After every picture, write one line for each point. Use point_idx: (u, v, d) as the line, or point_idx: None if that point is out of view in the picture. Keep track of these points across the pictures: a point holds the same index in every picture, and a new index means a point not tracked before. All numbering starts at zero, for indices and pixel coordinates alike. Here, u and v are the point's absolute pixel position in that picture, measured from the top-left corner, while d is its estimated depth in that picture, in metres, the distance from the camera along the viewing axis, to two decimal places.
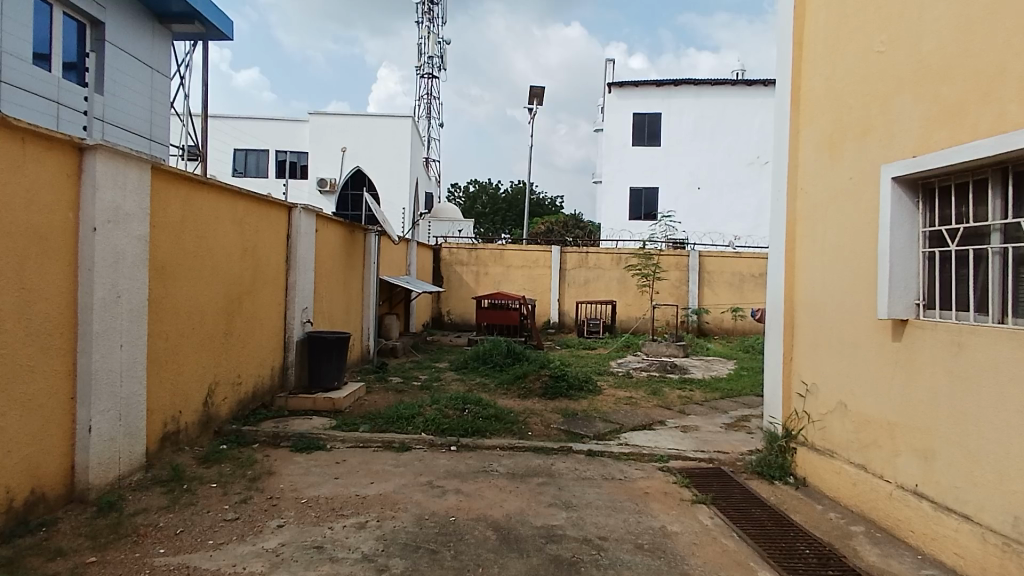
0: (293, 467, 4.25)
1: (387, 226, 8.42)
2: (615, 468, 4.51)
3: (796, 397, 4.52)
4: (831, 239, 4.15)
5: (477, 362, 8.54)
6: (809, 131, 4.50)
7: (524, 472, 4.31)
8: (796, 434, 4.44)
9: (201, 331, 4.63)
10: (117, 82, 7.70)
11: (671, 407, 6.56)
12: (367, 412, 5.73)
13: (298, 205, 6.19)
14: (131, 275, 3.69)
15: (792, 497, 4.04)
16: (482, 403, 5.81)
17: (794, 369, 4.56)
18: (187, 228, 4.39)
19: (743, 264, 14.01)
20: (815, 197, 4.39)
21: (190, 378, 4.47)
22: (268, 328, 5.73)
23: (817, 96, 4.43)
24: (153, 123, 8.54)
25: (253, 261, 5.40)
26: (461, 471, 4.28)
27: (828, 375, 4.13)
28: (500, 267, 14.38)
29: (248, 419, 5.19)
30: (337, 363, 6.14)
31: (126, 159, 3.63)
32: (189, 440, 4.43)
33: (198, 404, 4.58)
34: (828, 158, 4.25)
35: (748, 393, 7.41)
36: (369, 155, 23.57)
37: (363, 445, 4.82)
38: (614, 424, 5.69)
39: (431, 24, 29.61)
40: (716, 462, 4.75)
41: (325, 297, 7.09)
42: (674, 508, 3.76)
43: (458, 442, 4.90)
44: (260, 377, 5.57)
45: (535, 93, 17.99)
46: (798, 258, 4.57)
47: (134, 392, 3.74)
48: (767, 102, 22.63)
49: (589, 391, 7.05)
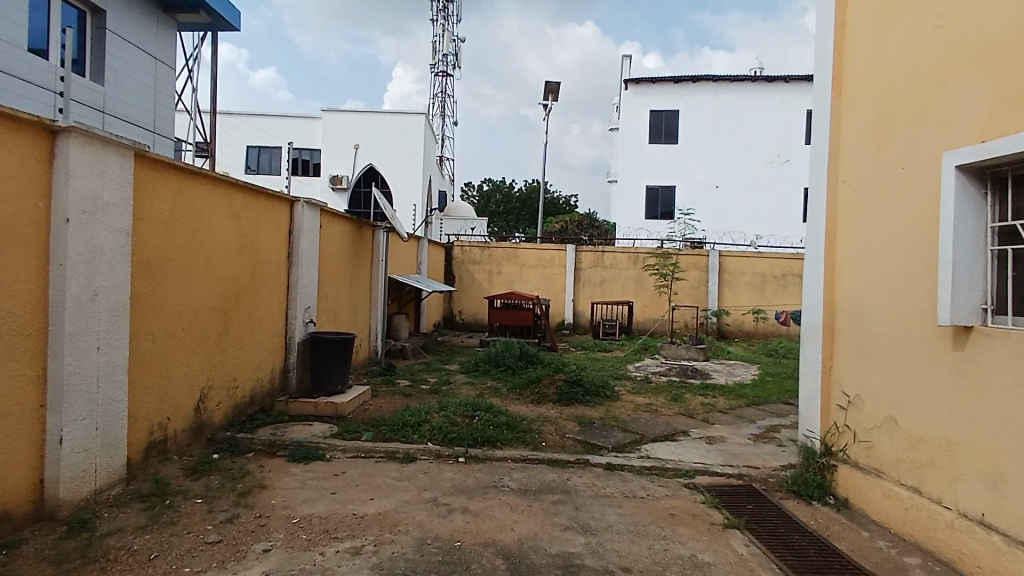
0: (288, 480, 3.92)
1: (396, 222, 8.11)
2: (637, 484, 4.13)
3: (836, 409, 4.10)
4: (878, 237, 3.74)
5: (488, 365, 8.19)
6: (852, 118, 4.07)
7: (537, 488, 3.96)
8: (837, 451, 4.03)
9: (193, 334, 4.33)
10: (119, 71, 7.47)
11: (694, 416, 6.15)
12: (371, 418, 5.41)
13: (301, 199, 5.87)
14: (110, 271, 3.39)
15: (835, 522, 3.64)
16: (492, 410, 5.45)
17: (834, 378, 4.13)
18: (177, 220, 4.09)
19: (764, 265, 13.52)
20: (859, 190, 3.96)
21: (180, 382, 4.18)
22: (268, 328, 5.42)
23: (861, 79, 4.00)
24: (157, 114, 8.31)
25: (251, 258, 5.08)
26: (469, 486, 3.94)
27: (875, 388, 3.72)
28: (513, 266, 14.04)
29: (244, 425, 4.89)
30: (341, 366, 5.84)
31: (104, 143, 3.32)
32: (178, 449, 4.13)
33: (189, 410, 4.29)
34: (874, 148, 3.83)
35: (775, 401, 7.00)
36: (382, 152, 23.34)
37: (364, 456, 4.49)
38: (633, 434, 5.31)
39: (446, 21, 29.40)
40: (746, 478, 4.36)
41: (330, 297, 6.79)
42: (704, 533, 3.39)
43: (466, 453, 4.55)
44: (258, 381, 5.27)
45: (550, 89, 17.60)
46: (838, 258, 4.15)
47: (113, 398, 3.44)
48: (788, 98, 22.08)
49: (605, 397, 6.68)
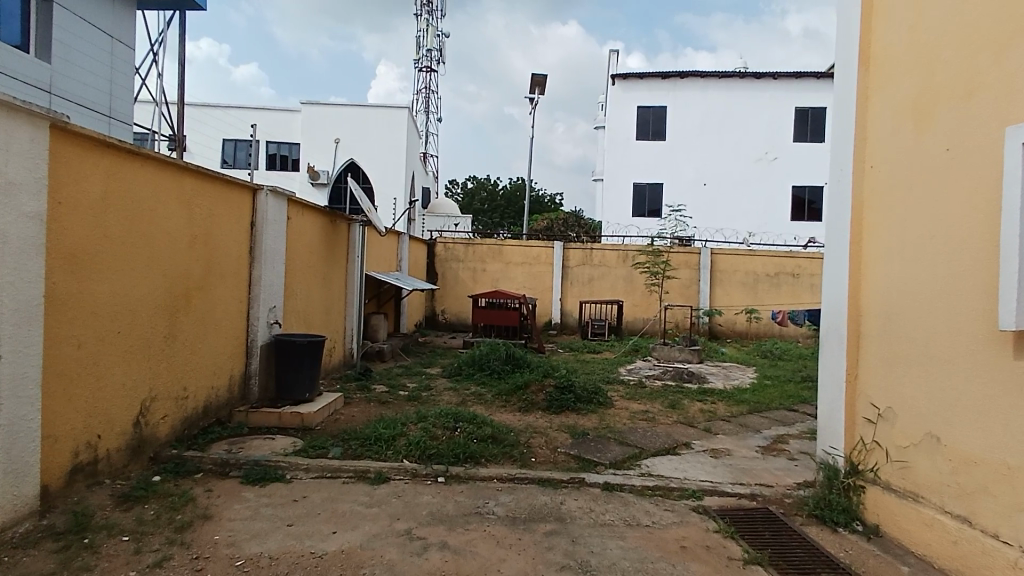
0: (237, 510, 3.37)
1: (372, 215, 7.54)
2: (639, 509, 3.63)
3: (863, 423, 3.65)
4: (918, 229, 3.29)
5: (472, 368, 7.65)
6: (883, 96, 3.61)
7: (528, 515, 3.45)
8: (865, 471, 3.58)
9: (133, 338, 3.77)
10: (70, 46, 6.85)
11: (694, 424, 5.70)
12: (341, 430, 4.86)
13: (265, 186, 5.30)
14: (17, 263, 2.83)
15: (869, 555, 3.18)
16: (476, 421, 4.92)
17: (860, 388, 3.67)
18: (111, 206, 3.53)
19: (757, 263, 13.15)
20: (891, 177, 3.52)
21: (115, 393, 3.61)
22: (225, 329, 4.85)
23: (895, 52, 3.54)
24: (113, 96, 7.65)
25: (205, 251, 4.52)
26: (449, 514, 3.43)
27: (912, 400, 3.27)
28: (498, 264, 13.53)
29: (195, 441, 4.32)
30: (309, 373, 5.31)
31: (8, 110, 2.75)
32: (111, 471, 3.57)
33: (126, 426, 3.71)
34: (912, 129, 3.38)
35: (777, 407, 6.58)
36: (364, 147, 22.70)
37: (330, 477, 3.95)
38: (631, 447, 4.82)
39: (430, 16, 28.83)
40: (760, 500, 3.90)
41: (300, 295, 6.22)
42: (721, 572, 2.92)
43: (446, 473, 4.03)
44: (214, 390, 4.71)
45: (536, 81, 17.11)
46: (865, 254, 3.70)
47: (22, 416, 2.87)
48: (776, 95, 21.81)
49: (598, 404, 6.20)
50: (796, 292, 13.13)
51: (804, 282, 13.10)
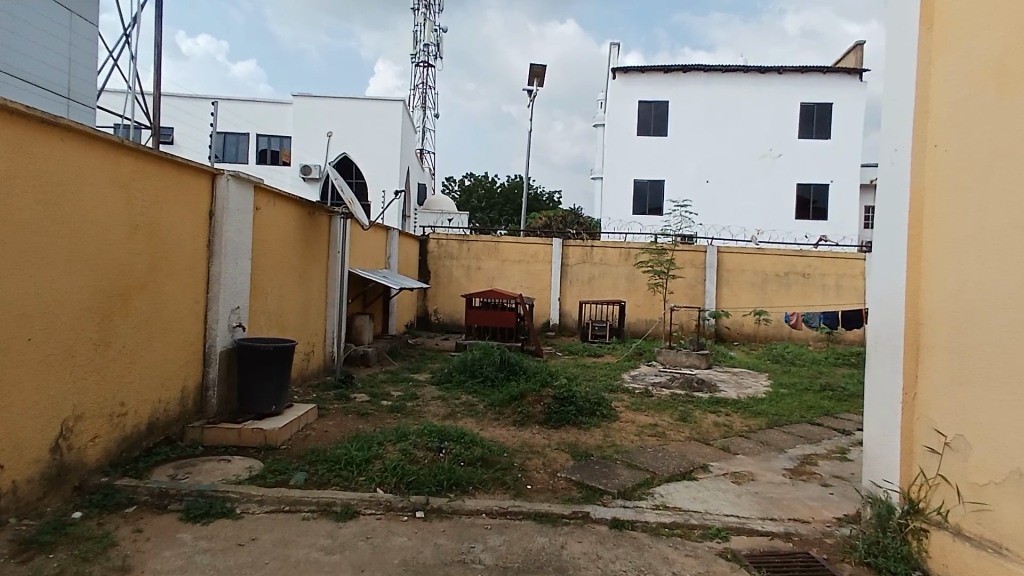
0: (167, 558, 2.75)
1: (355, 206, 6.91)
2: (655, 555, 3.03)
3: (923, 453, 3.04)
4: (1000, 220, 2.68)
5: (463, 375, 7.03)
6: (950, 61, 3.01)
7: (522, 565, 2.84)
8: (926, 510, 2.99)
9: (51, 346, 3.14)
10: (19, 19, 6.22)
11: (711, 442, 5.09)
12: (309, 450, 4.25)
13: (227, 171, 4.68)
14: None
15: None
16: (464, 439, 4.30)
17: (921, 410, 3.06)
18: (20, 186, 2.91)
19: (766, 262, 12.54)
20: (961, 157, 2.92)
21: (25, 413, 2.98)
22: (176, 334, 4.23)
23: (966, 6, 2.94)
24: (71, 75, 6.97)
25: (148, 242, 3.89)
26: (428, 563, 2.82)
27: (989, 428, 2.67)
28: (494, 261, 12.91)
29: (134, 466, 3.71)
30: (276, 382, 4.70)
31: None
32: (19, 507, 2.96)
33: (41, 452, 3.10)
34: (991, 96, 2.77)
35: (799, 420, 5.97)
36: (358, 141, 22.08)
37: (288, 511, 3.34)
38: (641, 472, 4.21)
39: (428, 10, 28.14)
40: (797, 540, 3.29)
41: (270, 294, 5.61)
42: None
43: (426, 506, 3.41)
44: (160, 405, 4.08)
45: (535, 72, 16.48)
46: (926, 250, 3.09)
47: None
48: (782, 90, 21.25)
49: (601, 416, 5.60)
50: (807, 293, 12.54)
51: (815, 282, 12.51)
